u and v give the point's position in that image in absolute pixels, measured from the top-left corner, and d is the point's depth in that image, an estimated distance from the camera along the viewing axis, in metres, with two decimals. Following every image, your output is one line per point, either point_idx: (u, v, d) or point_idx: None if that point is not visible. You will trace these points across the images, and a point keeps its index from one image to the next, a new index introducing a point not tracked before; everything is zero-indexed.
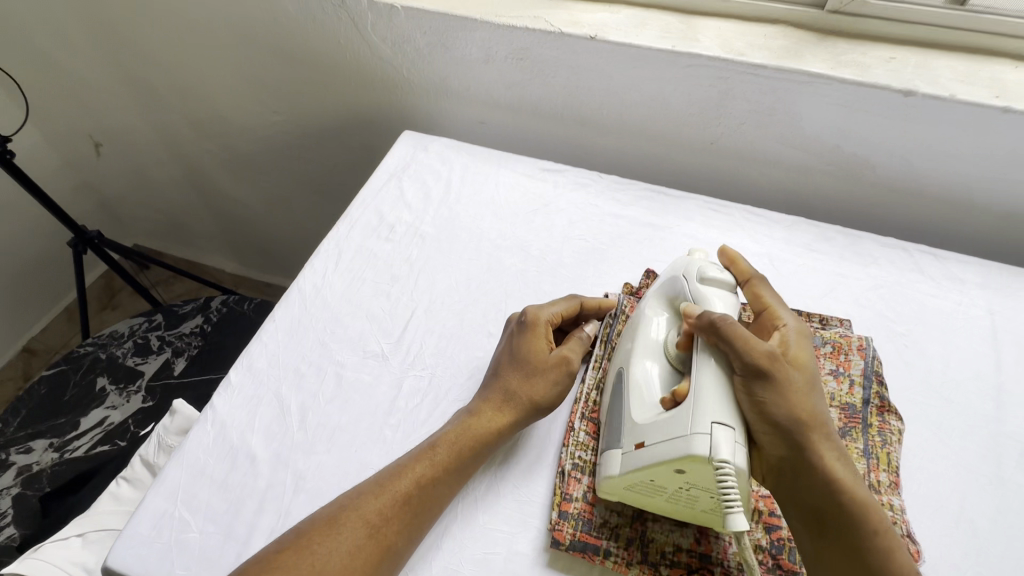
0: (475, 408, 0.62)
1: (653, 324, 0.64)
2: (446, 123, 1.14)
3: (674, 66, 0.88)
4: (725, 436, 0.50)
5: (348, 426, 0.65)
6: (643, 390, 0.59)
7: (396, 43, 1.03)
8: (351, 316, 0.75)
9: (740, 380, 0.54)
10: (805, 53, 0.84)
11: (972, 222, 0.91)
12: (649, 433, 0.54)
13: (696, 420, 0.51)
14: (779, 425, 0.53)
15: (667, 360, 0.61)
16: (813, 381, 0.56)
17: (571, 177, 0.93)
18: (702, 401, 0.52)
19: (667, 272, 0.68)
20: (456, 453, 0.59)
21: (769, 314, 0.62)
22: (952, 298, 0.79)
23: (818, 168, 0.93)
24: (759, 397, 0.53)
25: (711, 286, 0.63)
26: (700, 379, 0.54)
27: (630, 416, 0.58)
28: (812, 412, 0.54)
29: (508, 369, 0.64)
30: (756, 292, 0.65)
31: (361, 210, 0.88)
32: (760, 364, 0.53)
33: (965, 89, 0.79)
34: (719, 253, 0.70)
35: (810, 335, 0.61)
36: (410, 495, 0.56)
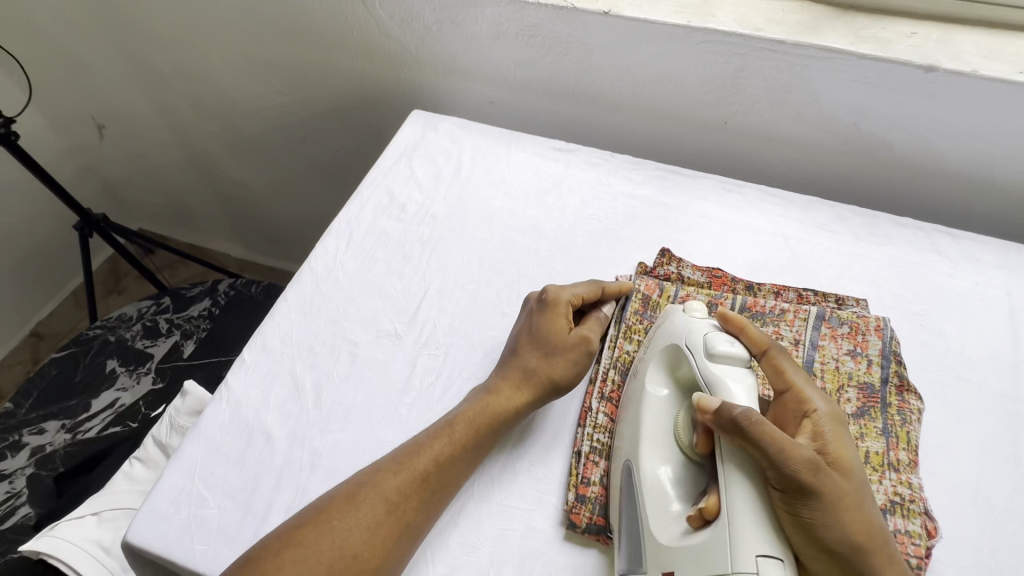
0: (493, 387, 0.62)
1: (658, 406, 0.58)
2: (455, 103, 1.12)
3: (690, 41, 0.86)
4: (773, 574, 0.45)
5: (363, 405, 0.65)
6: (662, 499, 0.54)
7: (405, 19, 1.01)
8: (364, 296, 0.74)
9: (781, 497, 0.47)
10: (824, 28, 0.83)
11: (990, 202, 0.89)
12: (679, 565, 0.49)
13: (739, 557, 0.46)
14: (833, 550, 0.47)
15: (682, 456, 0.55)
16: (859, 483, 0.51)
17: (583, 157, 0.92)
18: (741, 534, 0.46)
19: (666, 336, 0.61)
20: (473, 430, 0.59)
21: (795, 394, 0.55)
22: (969, 278, 0.78)
23: (834, 147, 0.91)
24: (807, 521, 0.46)
25: (721, 363, 0.55)
26: (736, 505, 0.47)
27: (652, 534, 0.52)
28: (865, 527, 0.48)
29: (527, 347, 0.64)
30: (779, 369, 0.57)
31: (371, 190, 0.87)
32: (806, 480, 0.47)
33: (989, 64, 0.77)
34: (722, 318, 0.60)
35: (844, 420, 0.54)
36: (427, 470, 0.56)
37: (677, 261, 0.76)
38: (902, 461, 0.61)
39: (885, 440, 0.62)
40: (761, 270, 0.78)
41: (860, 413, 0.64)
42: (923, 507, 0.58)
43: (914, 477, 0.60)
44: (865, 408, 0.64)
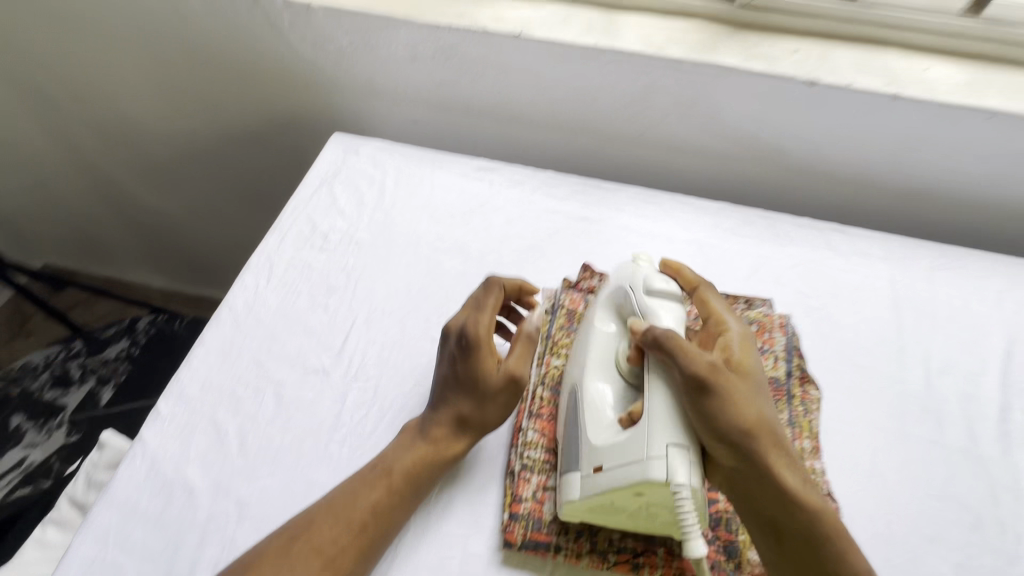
0: (430, 434, 0.61)
1: (602, 337, 0.65)
2: (378, 124, 1.11)
3: (599, 61, 0.90)
4: (678, 457, 0.52)
5: (292, 447, 0.63)
6: (598, 410, 0.60)
7: (317, 42, 0.99)
8: (287, 332, 0.72)
9: (687, 396, 0.55)
10: (719, 47, 0.88)
11: (874, 199, 0.99)
12: (605, 457, 0.55)
13: (652, 444, 0.53)
14: (727, 435, 0.54)
15: (620, 376, 0.62)
16: (757, 385, 0.59)
17: (506, 175, 0.93)
18: (656, 422, 0.54)
19: (612, 283, 0.68)
20: (407, 480, 0.58)
21: (714, 320, 0.66)
22: (859, 271, 0.86)
23: (739, 156, 0.98)
24: (705, 412, 0.54)
25: (656, 297, 0.63)
26: (652, 399, 0.56)
27: (589, 438, 0.58)
28: (758, 420, 0.56)
29: (461, 392, 0.62)
30: (704, 300, 0.68)
31: (291, 220, 0.85)
32: (704, 377, 0.55)
33: (861, 78, 0.85)
34: (663, 266, 0.73)
35: (752, 339, 0.64)
36: (366, 520, 0.55)
37: (599, 274, 0.79)
38: (805, 449, 0.67)
39: (791, 430, 0.68)
40: None
41: None
42: (823, 490, 0.64)
43: (817, 463, 0.66)
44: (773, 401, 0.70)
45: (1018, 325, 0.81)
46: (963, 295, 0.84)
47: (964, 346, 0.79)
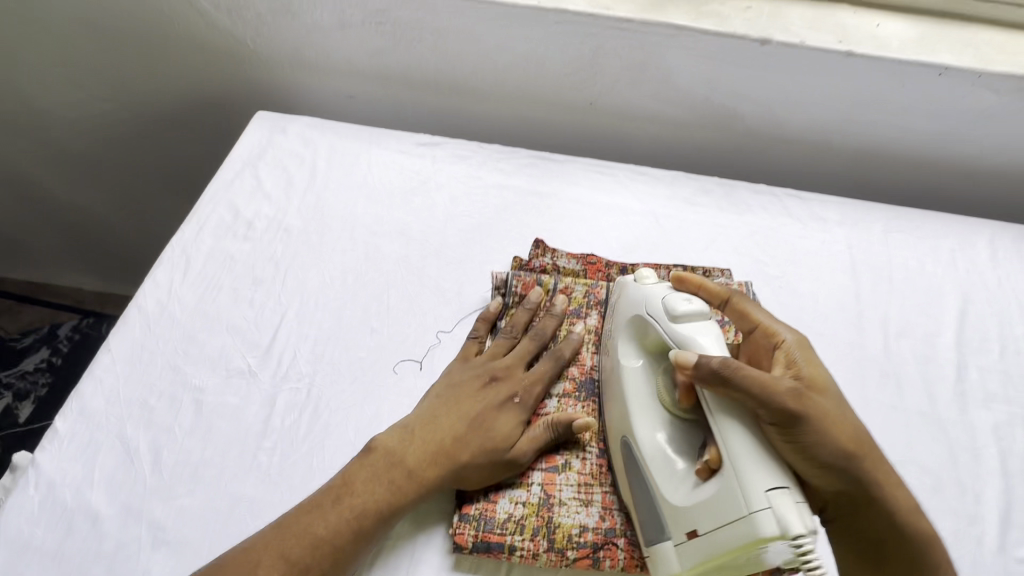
0: (370, 452, 0.55)
1: (636, 376, 0.57)
2: (311, 101, 1.02)
3: (543, 23, 0.83)
4: (788, 502, 0.43)
5: (214, 459, 0.57)
6: (666, 460, 0.52)
7: (234, 9, 0.90)
8: (207, 332, 0.65)
9: (774, 430, 0.46)
10: (669, 6, 0.84)
11: (829, 162, 0.97)
12: (699, 519, 0.47)
13: (751, 497, 0.44)
14: (833, 463, 0.47)
15: (671, 418, 0.54)
16: (838, 397, 0.52)
17: (449, 150, 0.87)
18: (744, 471, 0.44)
19: (629, 310, 0.59)
20: (373, 516, 0.51)
21: (762, 331, 0.56)
22: (817, 236, 0.84)
23: (693, 122, 0.94)
24: (804, 444, 0.46)
25: (685, 322, 0.53)
26: (730, 445, 0.46)
27: (666, 498, 0.50)
28: (864, 436, 0.51)
29: (444, 410, 0.58)
30: (743, 312, 0.57)
31: (210, 207, 0.76)
32: (790, 407, 0.46)
33: (814, 35, 0.82)
34: (677, 280, 0.59)
35: (810, 343, 0.55)
36: (330, 543, 0.49)
37: (552, 251, 0.74)
38: None
39: None
40: (633, 253, 0.79)
41: None
42: None
43: None
44: None
45: (970, 283, 0.81)
46: (918, 256, 0.83)
47: (919, 306, 0.78)
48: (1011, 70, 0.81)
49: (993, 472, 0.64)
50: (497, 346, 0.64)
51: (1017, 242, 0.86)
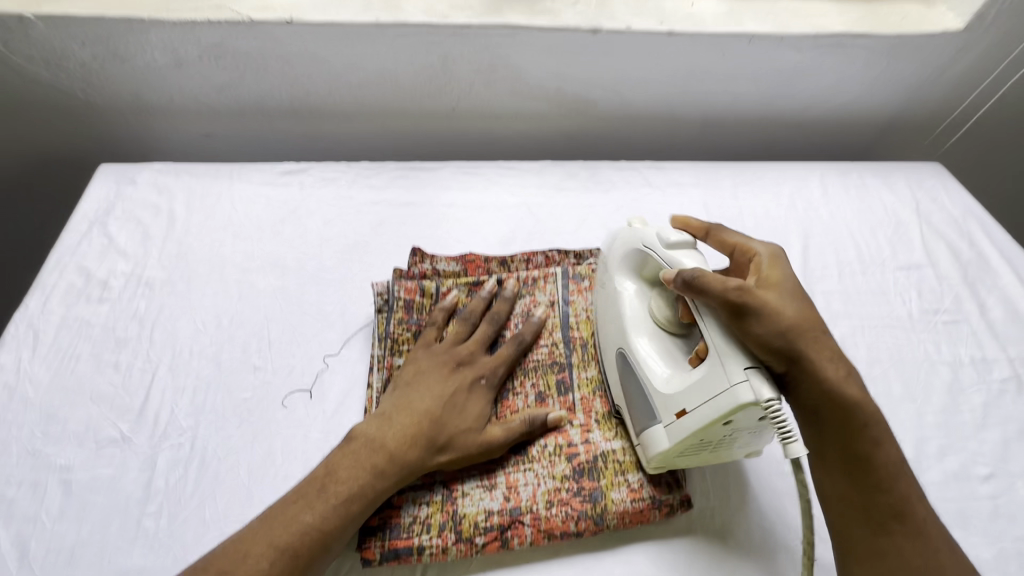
0: (348, 450, 0.54)
1: (629, 298, 0.62)
2: (165, 144, 0.97)
3: (385, 38, 0.84)
4: (761, 377, 0.48)
5: (92, 537, 0.53)
6: (655, 364, 0.57)
7: (51, 60, 0.83)
8: (68, 407, 0.61)
9: (727, 315, 0.50)
10: (504, 8, 0.87)
11: (680, 130, 1.06)
12: (687, 400, 0.52)
13: (731, 372, 0.49)
14: (776, 351, 0.49)
15: (662, 330, 0.59)
16: (801, 300, 0.52)
17: (316, 174, 0.86)
18: (725, 353, 0.50)
19: (622, 243, 0.64)
20: (358, 501, 0.52)
21: (740, 251, 0.59)
22: (676, 200, 0.91)
23: (552, 113, 0.99)
24: (750, 330, 0.49)
25: (678, 249, 0.58)
26: (709, 333, 0.52)
27: (656, 390, 0.55)
28: (825, 332, 0.51)
29: (415, 394, 0.59)
30: (722, 240, 0.61)
31: (56, 274, 0.71)
32: (736, 299, 0.49)
33: (638, 20, 0.89)
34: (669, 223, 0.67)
35: (785, 258, 0.57)
36: (296, 545, 0.48)
37: (430, 257, 0.75)
38: None
39: None
40: (510, 244, 0.82)
41: None
42: None
43: None
44: None
45: (809, 219, 0.92)
46: (764, 204, 0.93)
47: None
48: (807, 30, 0.91)
49: None
50: (458, 331, 0.66)
51: (842, 177, 0.99)
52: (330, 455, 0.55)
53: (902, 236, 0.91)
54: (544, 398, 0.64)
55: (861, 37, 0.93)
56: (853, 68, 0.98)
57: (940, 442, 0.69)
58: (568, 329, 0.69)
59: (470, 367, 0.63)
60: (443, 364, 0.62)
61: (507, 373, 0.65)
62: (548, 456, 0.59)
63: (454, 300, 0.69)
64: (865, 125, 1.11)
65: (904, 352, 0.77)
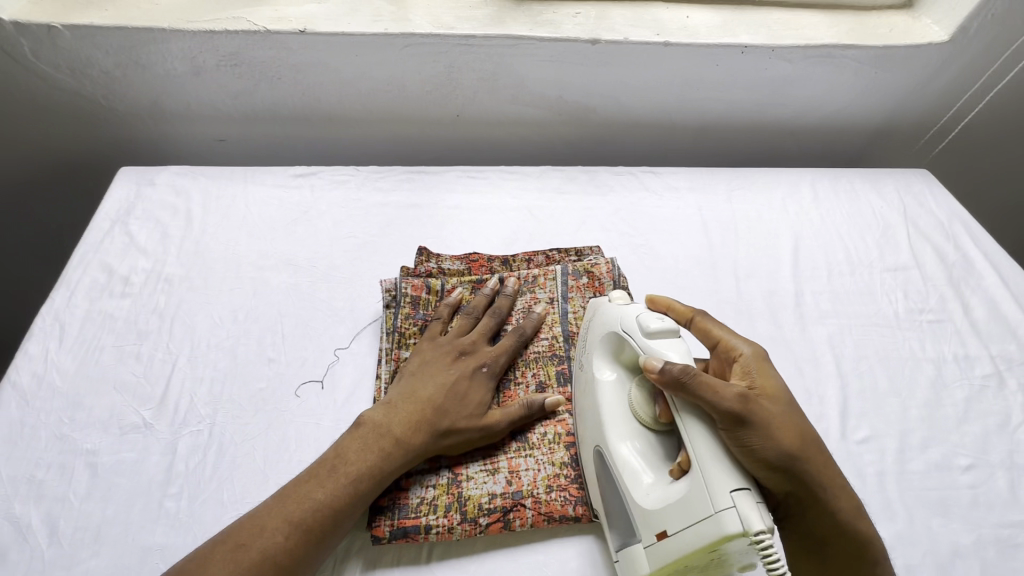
0: (355, 438, 0.58)
1: (608, 390, 0.59)
2: (181, 148, 1.01)
3: (394, 47, 0.88)
4: (749, 502, 0.46)
5: (117, 516, 0.56)
6: (636, 472, 0.54)
7: (76, 67, 0.87)
8: (93, 395, 0.64)
9: (726, 430, 0.49)
10: (508, 19, 0.92)
11: (676, 137, 1.10)
12: (667, 520, 0.49)
13: (716, 497, 0.46)
14: (777, 468, 0.49)
15: (643, 430, 0.57)
16: (792, 406, 0.53)
17: (327, 177, 0.90)
18: (711, 475, 0.47)
19: (602, 325, 0.62)
20: (365, 479, 0.55)
21: (724, 346, 0.58)
22: (672, 204, 0.95)
23: (554, 120, 1.03)
24: (750, 445, 0.48)
25: (659, 337, 0.56)
26: (695, 448, 0.49)
27: (638, 505, 0.53)
28: (815, 442, 0.52)
29: (419, 382, 0.63)
30: (705, 330, 0.60)
31: (80, 270, 0.75)
32: (738, 409, 0.49)
33: (636, 31, 0.93)
34: (649, 302, 0.65)
35: (769, 356, 0.57)
36: (309, 520, 0.52)
37: (436, 256, 0.79)
38: None
39: None
40: (512, 245, 0.86)
41: None
42: None
43: None
44: None
45: (800, 222, 0.95)
46: (757, 207, 0.96)
47: (761, 249, 0.91)
48: (796, 42, 0.95)
49: (831, 374, 0.76)
50: (461, 324, 0.69)
51: (832, 182, 1.02)
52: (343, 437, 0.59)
53: (890, 239, 0.94)
54: (544, 387, 0.67)
55: (849, 48, 0.97)
56: (843, 77, 1.02)
57: (923, 434, 0.72)
58: (568, 324, 0.73)
59: (473, 356, 0.66)
60: (446, 354, 0.66)
61: (509, 364, 0.68)
62: (548, 443, 0.63)
63: (459, 297, 0.72)
64: (856, 132, 1.15)
65: (890, 350, 0.80)
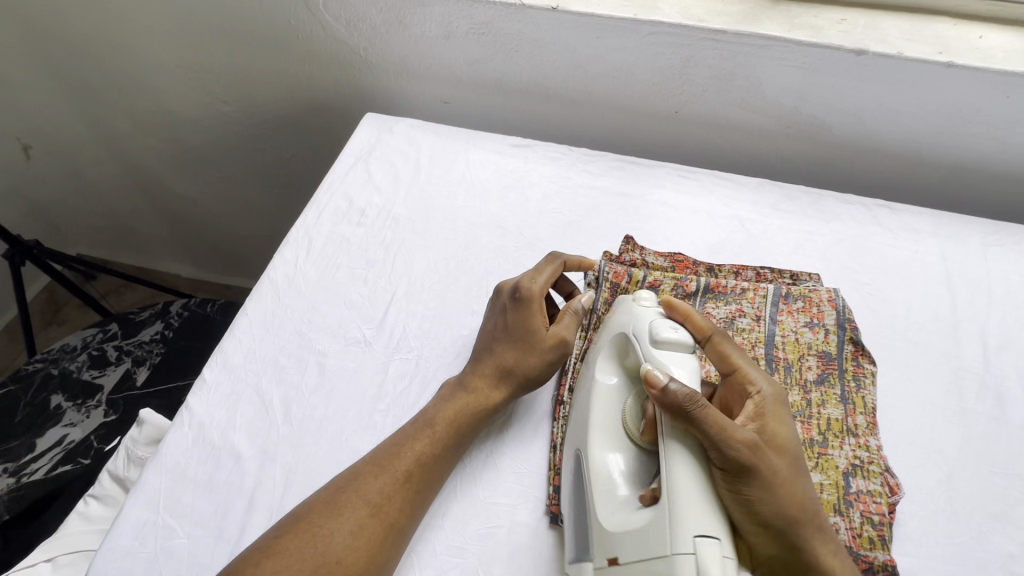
0: (470, 385, 0.62)
1: (604, 396, 0.57)
2: (407, 105, 1.10)
3: (637, 34, 0.87)
4: (710, 551, 0.46)
5: (336, 416, 0.63)
6: (609, 485, 0.53)
7: (350, 21, 0.99)
8: (328, 304, 0.72)
9: (720, 473, 0.49)
10: (762, 18, 0.86)
11: (921, 174, 0.96)
12: (623, 548, 0.49)
13: (678, 538, 0.46)
14: (769, 522, 0.49)
15: (631, 445, 0.55)
16: (796, 459, 0.53)
17: (540, 152, 0.91)
18: (683, 515, 0.47)
19: (614, 328, 0.60)
20: (466, 416, 0.60)
21: (740, 376, 0.57)
22: (909, 246, 0.83)
23: (779, 132, 0.96)
24: (741, 487, 0.48)
25: (667, 349, 0.54)
26: (674, 482, 0.48)
27: (597, 521, 0.52)
28: (813, 505, 0.52)
29: (496, 345, 0.64)
30: (724, 354, 0.58)
31: (328, 196, 0.85)
32: (741, 455, 0.48)
33: (912, 46, 0.82)
34: (669, 306, 0.60)
35: (785, 400, 0.56)
36: (445, 440, 0.58)
37: (641, 248, 0.76)
38: (860, 424, 0.64)
39: (844, 406, 0.65)
40: (716, 254, 0.81)
41: (820, 380, 0.67)
42: (882, 465, 0.61)
43: (872, 440, 0.63)
44: (825, 375, 0.67)
45: None
46: (1021, 270, 0.80)
47: (1021, 322, 0.75)
48: None
49: None
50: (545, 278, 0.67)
51: None
52: (449, 381, 0.64)
53: None
54: None
55: None
56: None
57: None
58: (774, 348, 0.69)
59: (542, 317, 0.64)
60: (502, 311, 0.66)
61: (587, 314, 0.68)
62: None
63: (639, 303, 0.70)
64: None
65: None
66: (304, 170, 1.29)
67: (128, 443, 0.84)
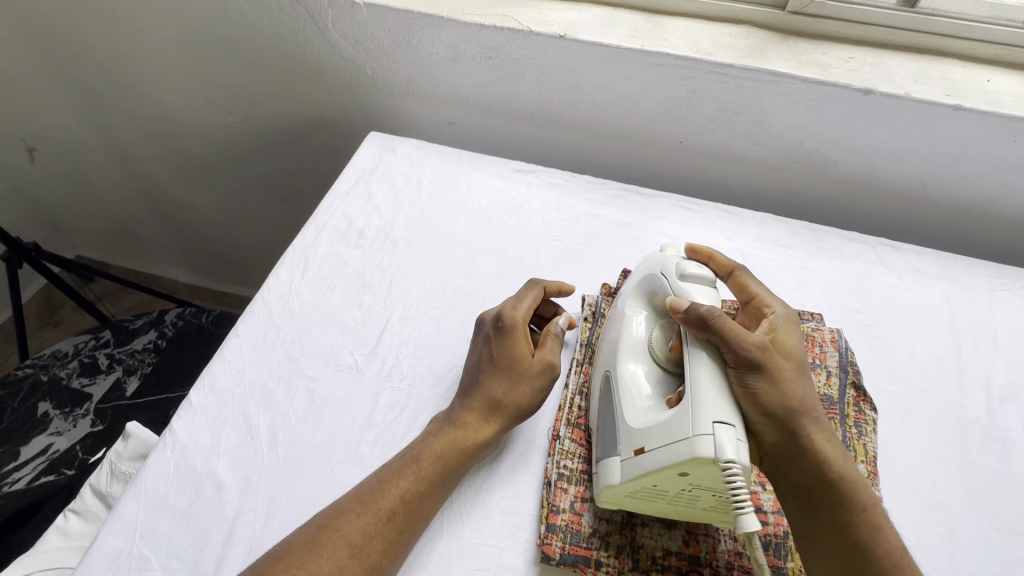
0: (458, 419, 0.60)
1: (632, 325, 0.62)
2: (412, 124, 1.10)
3: (644, 65, 0.87)
4: (726, 434, 0.48)
5: (323, 445, 0.61)
6: (633, 394, 0.57)
7: (359, 40, 0.99)
8: (321, 327, 0.71)
9: (734, 371, 0.53)
10: (770, 54, 0.85)
11: (926, 214, 0.95)
12: (649, 438, 0.52)
13: (698, 421, 0.49)
14: (774, 412, 0.53)
15: (655, 362, 0.59)
16: (801, 364, 0.57)
17: (543, 177, 0.91)
18: (701, 401, 0.50)
19: (642, 270, 0.66)
20: (455, 453, 0.58)
21: (757, 302, 0.64)
22: (913, 288, 0.81)
23: (785, 166, 0.95)
24: (751, 381, 0.52)
25: (691, 282, 0.59)
26: (694, 375, 0.52)
27: (625, 420, 0.56)
28: (813, 402, 0.56)
29: (485, 377, 0.62)
30: (743, 285, 0.65)
31: (327, 214, 0.84)
32: (755, 354, 0.53)
33: (920, 87, 0.81)
34: (692, 251, 0.69)
35: (797, 322, 0.61)
36: (432, 479, 0.56)
37: None
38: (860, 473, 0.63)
39: None
40: None
41: None
42: None
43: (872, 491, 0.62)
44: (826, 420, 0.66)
45: None
46: None
47: None
48: None
49: None
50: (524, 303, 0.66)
51: None
52: (439, 415, 0.63)
53: None
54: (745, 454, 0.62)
55: None
56: None
57: None
58: None
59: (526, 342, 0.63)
60: (485, 341, 0.64)
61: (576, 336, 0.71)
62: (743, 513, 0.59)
63: None
64: None
65: None
66: (306, 183, 1.29)
67: (112, 456, 0.83)
